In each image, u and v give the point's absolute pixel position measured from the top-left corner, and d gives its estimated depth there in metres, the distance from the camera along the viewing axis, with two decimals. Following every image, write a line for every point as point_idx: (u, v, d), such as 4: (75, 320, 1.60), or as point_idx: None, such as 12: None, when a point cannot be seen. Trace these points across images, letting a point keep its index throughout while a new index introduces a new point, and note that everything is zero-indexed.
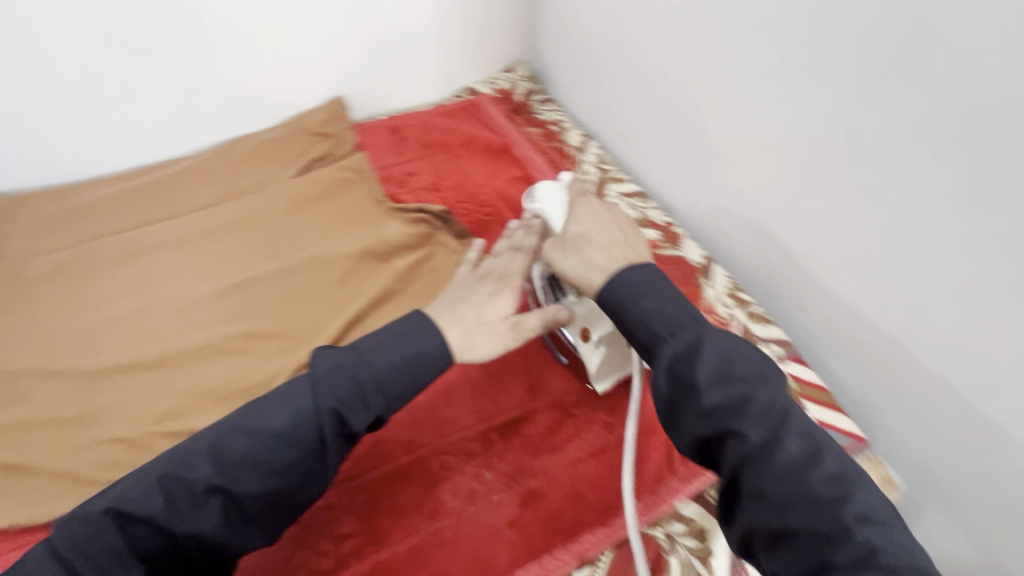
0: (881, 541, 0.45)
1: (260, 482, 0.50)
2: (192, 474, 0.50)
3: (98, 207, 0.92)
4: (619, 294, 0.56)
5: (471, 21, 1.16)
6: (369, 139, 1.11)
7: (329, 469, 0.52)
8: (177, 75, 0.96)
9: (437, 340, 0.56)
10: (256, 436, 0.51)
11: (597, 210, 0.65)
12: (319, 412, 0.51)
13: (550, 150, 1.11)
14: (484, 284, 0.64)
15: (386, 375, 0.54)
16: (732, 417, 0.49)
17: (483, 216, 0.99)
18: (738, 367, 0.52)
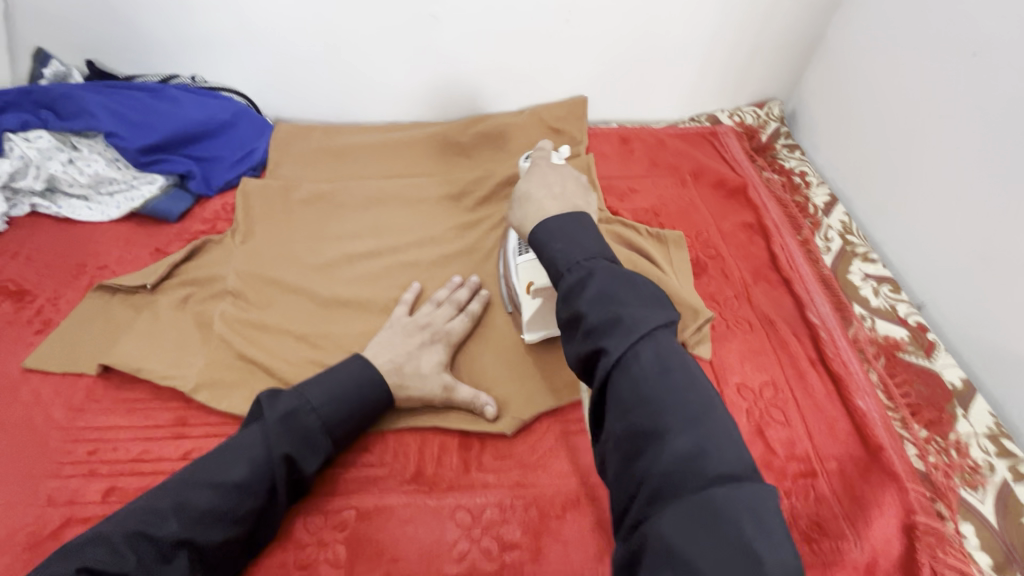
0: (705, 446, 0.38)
1: (229, 525, 0.53)
2: (157, 531, 0.50)
3: (355, 152, 1.02)
4: (539, 233, 0.52)
5: (740, 47, 1.08)
6: (598, 145, 1.09)
7: (276, 511, 0.58)
8: (452, 48, 1.01)
9: (376, 380, 0.64)
10: (245, 475, 0.55)
11: (546, 173, 0.61)
12: (274, 458, 0.56)
13: (789, 204, 1.00)
14: (417, 333, 0.71)
15: (335, 417, 0.61)
16: (606, 339, 0.43)
17: (707, 257, 0.90)
18: (626, 300, 0.44)
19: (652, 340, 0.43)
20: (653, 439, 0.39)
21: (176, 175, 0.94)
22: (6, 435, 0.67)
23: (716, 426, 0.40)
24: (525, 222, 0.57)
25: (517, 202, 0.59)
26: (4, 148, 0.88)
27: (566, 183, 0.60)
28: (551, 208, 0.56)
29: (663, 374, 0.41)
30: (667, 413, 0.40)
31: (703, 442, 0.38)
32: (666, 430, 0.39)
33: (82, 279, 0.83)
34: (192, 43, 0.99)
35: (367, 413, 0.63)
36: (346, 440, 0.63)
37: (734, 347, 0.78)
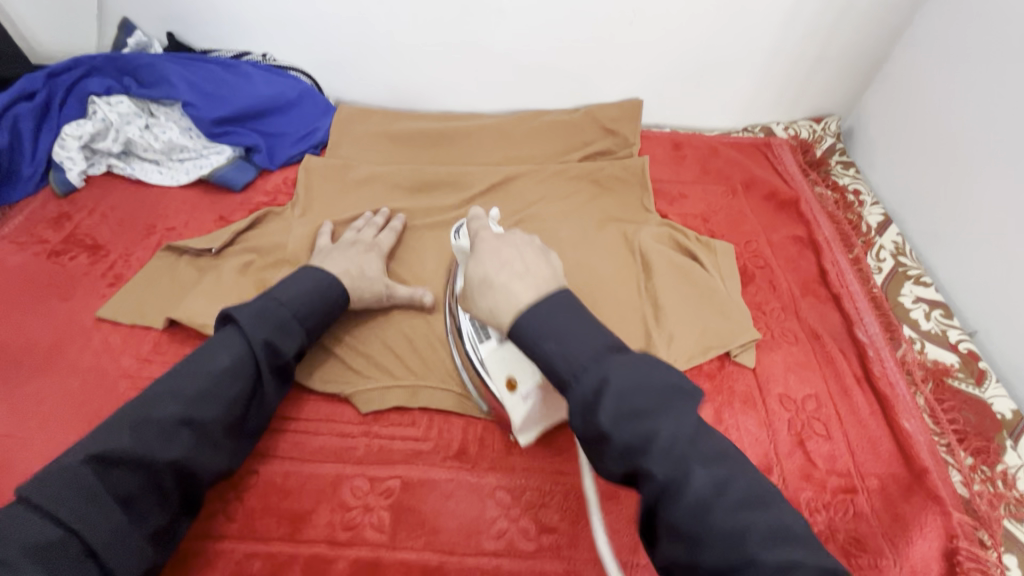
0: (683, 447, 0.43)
1: (223, 406, 0.57)
2: (153, 415, 0.53)
3: (412, 138, 1.05)
4: (524, 325, 0.50)
5: (802, 60, 1.07)
6: (650, 148, 1.10)
7: (267, 394, 0.62)
8: (514, 44, 1.03)
9: (328, 276, 0.68)
10: (229, 363, 0.58)
11: (493, 244, 0.59)
12: (255, 345, 0.59)
13: (842, 221, 0.99)
14: (351, 249, 0.77)
15: (301, 305, 0.64)
16: (582, 374, 0.46)
17: (755, 267, 0.90)
18: (586, 336, 0.48)
19: (618, 363, 0.46)
20: (644, 451, 0.43)
21: (243, 147, 0.98)
22: (78, 377, 0.71)
23: (683, 413, 0.45)
24: (497, 312, 0.54)
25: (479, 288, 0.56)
26: (88, 110, 0.93)
27: (523, 254, 0.58)
28: (520, 291, 0.53)
29: (634, 380, 0.45)
30: (649, 423, 0.44)
31: (683, 433, 0.44)
32: (656, 432, 0.43)
33: (152, 239, 0.87)
34: (265, 23, 1.02)
35: (330, 306, 0.67)
36: (319, 329, 0.66)
37: (779, 358, 0.78)
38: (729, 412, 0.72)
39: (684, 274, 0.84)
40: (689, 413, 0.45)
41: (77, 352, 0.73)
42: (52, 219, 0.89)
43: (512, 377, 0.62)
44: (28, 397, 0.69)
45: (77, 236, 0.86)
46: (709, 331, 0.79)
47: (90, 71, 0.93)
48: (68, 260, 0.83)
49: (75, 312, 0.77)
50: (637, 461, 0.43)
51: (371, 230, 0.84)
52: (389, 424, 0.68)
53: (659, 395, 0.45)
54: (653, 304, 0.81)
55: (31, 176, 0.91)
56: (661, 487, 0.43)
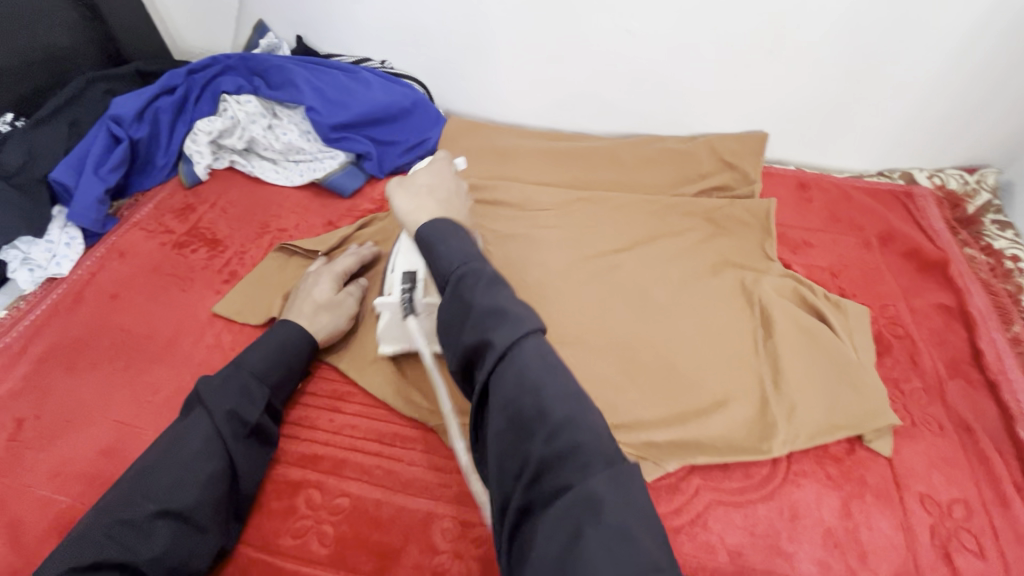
0: (572, 436, 0.39)
1: (199, 486, 0.55)
2: (126, 514, 0.52)
3: (519, 157, 1.02)
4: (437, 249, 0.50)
5: (965, 103, 0.95)
6: (772, 187, 1.01)
7: (248, 465, 0.60)
8: (638, 68, 0.98)
9: (294, 331, 0.68)
10: (199, 443, 0.57)
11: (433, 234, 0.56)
12: (219, 418, 0.58)
13: (999, 292, 0.86)
14: (309, 279, 0.75)
15: (263, 367, 0.64)
16: (493, 332, 0.43)
17: (893, 336, 0.80)
18: (510, 299, 0.45)
19: (534, 340, 0.43)
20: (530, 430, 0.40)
21: (355, 154, 0.98)
22: (189, 372, 0.73)
23: (580, 405, 0.41)
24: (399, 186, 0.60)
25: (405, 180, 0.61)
26: (219, 107, 0.97)
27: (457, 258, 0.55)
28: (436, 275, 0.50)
29: (539, 356, 0.42)
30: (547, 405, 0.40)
31: (575, 424, 0.40)
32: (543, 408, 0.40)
33: (265, 238, 0.89)
34: (389, 31, 1.03)
35: (296, 361, 0.67)
36: (284, 387, 0.66)
37: (921, 451, 0.68)
38: (859, 505, 0.64)
39: (811, 336, 0.76)
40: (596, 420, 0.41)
41: (191, 346, 0.76)
42: (177, 210, 0.93)
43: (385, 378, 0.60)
44: (146, 385, 0.71)
45: (199, 229, 0.90)
46: (836, 408, 0.70)
47: (225, 70, 0.98)
48: (189, 252, 0.87)
49: (192, 305, 0.80)
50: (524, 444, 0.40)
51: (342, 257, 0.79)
52: None
53: (562, 386, 0.42)
54: (772, 365, 0.74)
55: (164, 165, 0.96)
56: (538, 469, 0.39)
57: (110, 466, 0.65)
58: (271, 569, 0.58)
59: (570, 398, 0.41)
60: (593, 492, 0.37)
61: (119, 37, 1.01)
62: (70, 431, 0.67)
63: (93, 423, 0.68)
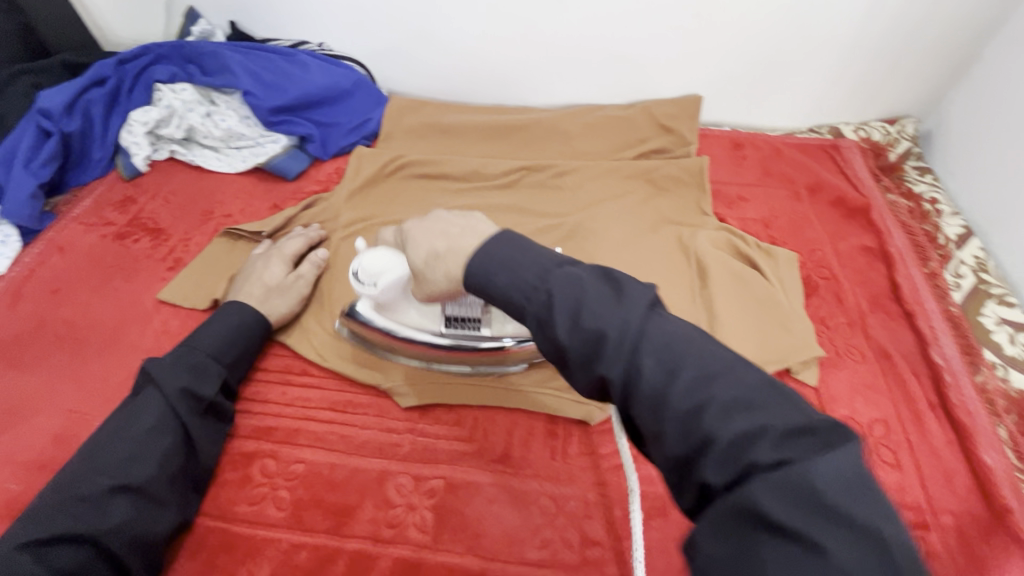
0: (748, 443, 0.32)
1: (157, 459, 0.56)
2: (82, 489, 0.53)
3: (463, 132, 1.03)
4: (500, 292, 0.44)
5: (882, 57, 1.00)
6: (709, 147, 1.05)
7: (206, 440, 0.62)
8: (572, 37, 1.00)
9: (248, 312, 0.70)
10: (152, 420, 0.58)
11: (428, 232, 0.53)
12: (174, 395, 0.60)
13: (917, 232, 0.92)
14: (257, 262, 0.76)
15: (217, 345, 0.66)
16: (600, 363, 0.38)
17: (819, 278, 0.85)
18: (591, 296, 0.40)
19: (643, 332, 0.38)
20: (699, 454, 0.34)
21: (297, 137, 0.99)
22: (137, 358, 0.73)
23: (737, 382, 0.35)
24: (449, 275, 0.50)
25: (429, 267, 0.52)
26: (153, 97, 0.95)
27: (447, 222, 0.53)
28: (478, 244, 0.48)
29: (662, 341, 0.37)
30: (703, 417, 0.34)
31: (760, 423, 0.33)
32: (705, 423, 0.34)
33: (210, 225, 0.89)
34: (324, 13, 1.02)
35: (250, 339, 0.69)
36: (241, 365, 0.68)
37: (844, 379, 0.73)
38: None
39: (742, 282, 0.80)
40: (749, 367, 0.36)
41: (138, 333, 0.76)
42: (117, 202, 0.92)
43: None
44: (93, 373, 0.71)
45: (140, 220, 0.89)
46: (766, 346, 0.74)
47: (156, 59, 0.96)
48: (131, 242, 0.86)
49: (137, 293, 0.80)
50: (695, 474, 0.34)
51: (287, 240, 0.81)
52: (433, 422, 0.68)
53: (707, 365, 0.36)
54: (706, 311, 0.78)
55: (100, 159, 0.95)
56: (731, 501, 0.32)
57: (60, 454, 0.65)
58: (228, 536, 0.59)
59: (749, 398, 0.34)
60: (755, 495, 0.31)
61: (41, 30, 0.98)
62: (16, 423, 0.67)
63: (40, 413, 0.68)
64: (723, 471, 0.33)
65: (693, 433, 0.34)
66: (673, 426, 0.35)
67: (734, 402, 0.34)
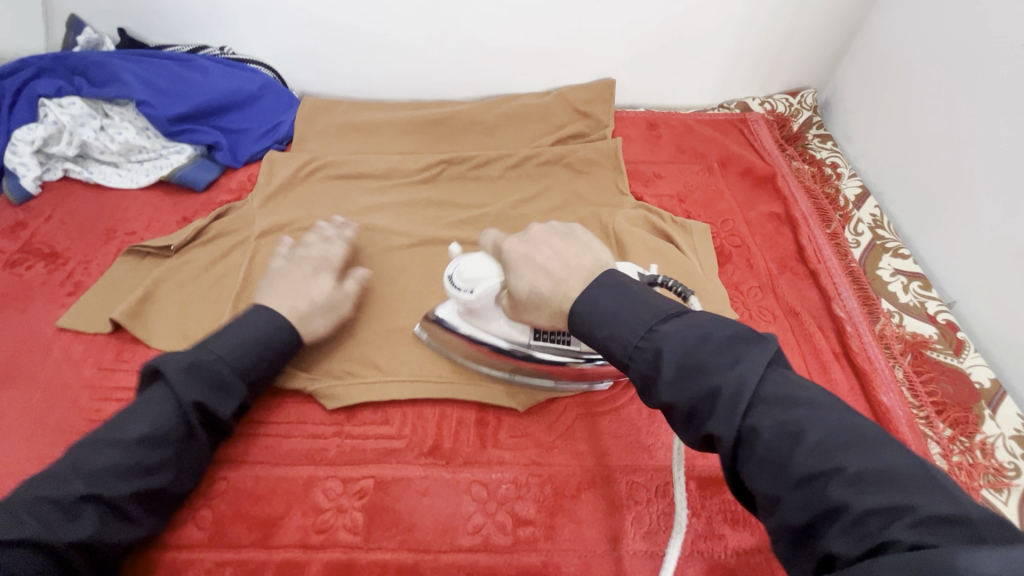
0: (850, 476, 0.35)
1: (142, 474, 0.53)
2: (57, 491, 0.50)
3: (380, 129, 1.02)
4: (581, 314, 0.49)
5: (777, 32, 1.04)
6: (625, 129, 1.07)
7: (198, 456, 0.58)
8: (481, 27, 1.00)
9: (281, 323, 0.64)
10: (144, 427, 0.55)
11: (533, 249, 0.57)
12: (184, 406, 0.56)
13: (819, 196, 0.98)
14: (299, 269, 0.71)
15: (244, 362, 0.61)
16: (708, 419, 0.41)
17: (732, 246, 0.89)
18: (700, 358, 0.42)
19: (749, 388, 0.40)
20: (799, 494, 0.36)
21: (204, 145, 0.95)
22: (37, 390, 0.69)
23: (836, 425, 0.38)
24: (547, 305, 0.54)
25: (528, 303, 0.56)
26: (39, 113, 0.89)
27: (562, 245, 0.57)
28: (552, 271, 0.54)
29: (766, 390, 0.40)
30: (796, 454, 0.37)
31: (846, 452, 0.36)
32: (819, 471, 0.36)
33: (112, 244, 0.85)
34: (221, 16, 0.99)
35: (279, 354, 0.64)
36: (263, 381, 0.64)
37: (757, 339, 0.77)
38: None
39: (659, 256, 0.83)
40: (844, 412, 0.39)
41: (37, 365, 0.71)
42: (7, 228, 0.86)
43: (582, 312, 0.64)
44: None
45: (34, 245, 0.84)
46: None
47: (38, 73, 0.89)
48: (25, 269, 0.81)
49: (34, 323, 0.75)
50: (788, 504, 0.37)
51: (324, 243, 0.77)
52: (361, 423, 0.67)
53: (801, 404, 0.39)
54: None
55: None
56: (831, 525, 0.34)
57: None
58: (147, 563, 0.57)
59: (821, 430, 0.37)
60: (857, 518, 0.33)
61: None
62: None
63: None
64: (825, 506, 0.35)
65: (797, 472, 0.37)
66: (720, 424, 0.40)
67: (862, 475, 0.35)
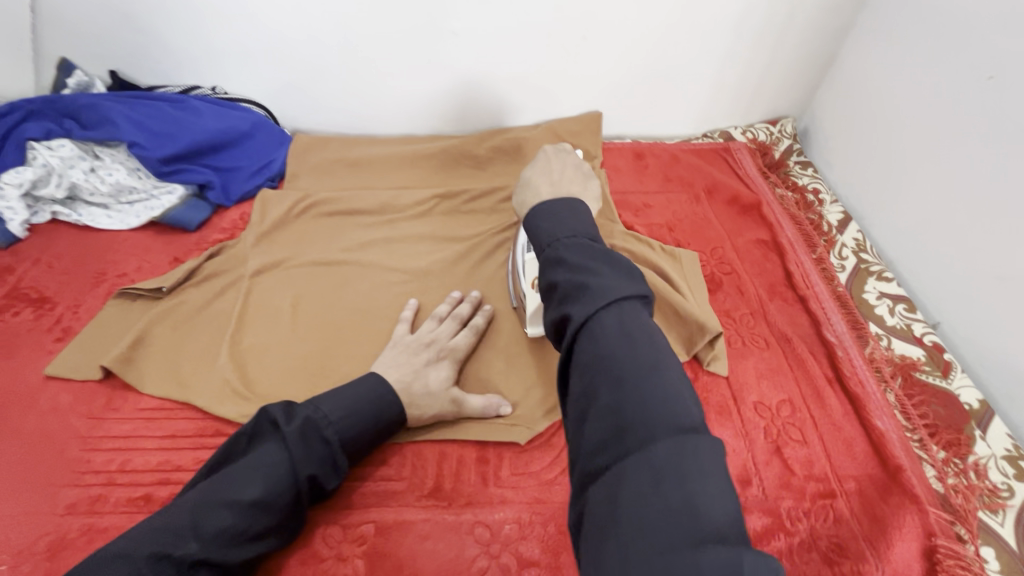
0: (678, 448, 0.33)
1: (250, 542, 0.53)
2: (176, 553, 0.48)
3: (372, 164, 1.03)
4: (533, 223, 0.48)
5: (755, 65, 1.09)
6: (613, 159, 1.10)
7: (298, 521, 0.58)
8: (469, 64, 1.03)
9: (394, 400, 0.64)
10: (259, 489, 0.53)
11: (550, 164, 0.62)
12: (300, 479, 0.56)
13: (803, 222, 1.01)
14: (423, 352, 0.70)
15: (354, 434, 0.60)
16: (572, 306, 0.40)
17: (722, 273, 0.91)
18: (600, 272, 0.41)
19: (620, 314, 0.39)
20: (628, 441, 0.35)
21: (195, 185, 0.95)
22: (23, 442, 0.67)
23: (680, 403, 0.36)
24: (525, 207, 0.59)
25: (521, 194, 0.61)
26: (27, 157, 0.89)
27: (566, 170, 0.62)
28: (546, 194, 0.58)
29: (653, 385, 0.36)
30: (645, 416, 0.35)
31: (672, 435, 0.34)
32: (620, 406, 0.36)
33: (102, 287, 0.84)
34: (213, 56, 1.00)
35: (385, 427, 0.63)
36: (364, 453, 0.63)
37: (750, 367, 0.78)
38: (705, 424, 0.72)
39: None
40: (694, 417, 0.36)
41: (24, 416, 0.69)
42: None
43: (536, 279, 0.72)
44: None
45: (21, 290, 0.82)
46: None
47: (26, 116, 0.89)
48: (11, 316, 0.79)
49: (20, 372, 0.73)
50: (608, 434, 0.36)
51: (452, 324, 0.74)
52: (358, 466, 0.66)
53: (647, 363, 0.38)
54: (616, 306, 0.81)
55: None
56: (618, 447, 0.35)
57: None
58: None
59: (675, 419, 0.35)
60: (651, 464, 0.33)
61: None
62: None
63: None
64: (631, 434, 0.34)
65: (609, 403, 0.36)
66: (579, 310, 0.40)
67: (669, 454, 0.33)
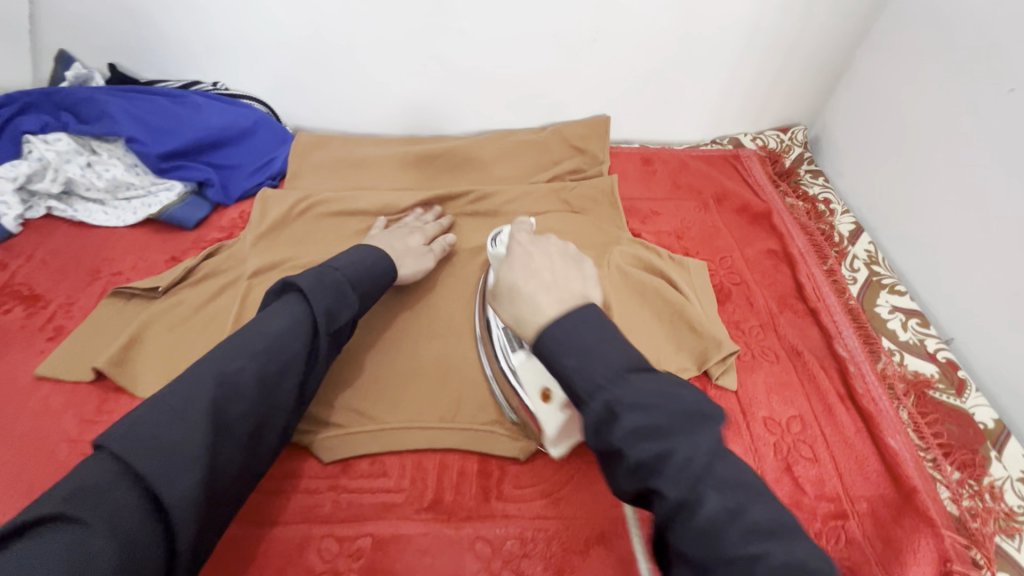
0: (729, 490, 0.36)
1: (197, 425, 0.47)
2: (106, 459, 0.44)
3: (376, 165, 1.01)
4: (548, 339, 0.43)
5: (767, 72, 1.07)
6: (620, 165, 1.08)
7: (257, 419, 0.52)
8: (476, 65, 1.01)
9: (316, 292, 0.61)
10: (210, 401, 0.49)
11: (527, 251, 0.53)
12: (225, 367, 0.52)
13: (815, 232, 0.99)
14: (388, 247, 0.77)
15: (272, 326, 0.56)
16: (625, 412, 0.38)
17: (731, 284, 0.89)
18: (613, 356, 0.41)
19: (652, 389, 0.40)
20: (658, 476, 0.37)
21: (194, 182, 0.93)
22: (10, 444, 0.65)
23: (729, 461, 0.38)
24: (523, 325, 0.47)
25: (505, 298, 0.50)
26: (23, 150, 0.87)
27: (554, 260, 0.52)
28: (547, 305, 0.46)
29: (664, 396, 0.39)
30: (677, 449, 0.37)
31: (733, 490, 0.36)
32: (669, 451, 0.37)
33: (97, 285, 0.81)
34: (216, 52, 0.98)
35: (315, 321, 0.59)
36: (307, 346, 0.58)
37: (760, 381, 0.76)
38: None
39: (642, 290, 0.82)
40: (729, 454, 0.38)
41: (11, 418, 0.67)
42: None
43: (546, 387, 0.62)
44: None
45: (13, 287, 0.80)
46: (646, 348, 0.76)
47: (23, 108, 0.87)
48: (2, 313, 0.77)
49: (10, 372, 0.71)
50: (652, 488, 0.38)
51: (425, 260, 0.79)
52: (359, 476, 0.64)
53: (699, 436, 0.38)
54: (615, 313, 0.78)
55: None
56: (674, 508, 0.37)
57: None
58: None
59: (703, 455, 0.37)
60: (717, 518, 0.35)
61: None
62: None
63: None
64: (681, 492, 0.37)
65: (671, 470, 0.37)
66: (618, 402, 0.39)
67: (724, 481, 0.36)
